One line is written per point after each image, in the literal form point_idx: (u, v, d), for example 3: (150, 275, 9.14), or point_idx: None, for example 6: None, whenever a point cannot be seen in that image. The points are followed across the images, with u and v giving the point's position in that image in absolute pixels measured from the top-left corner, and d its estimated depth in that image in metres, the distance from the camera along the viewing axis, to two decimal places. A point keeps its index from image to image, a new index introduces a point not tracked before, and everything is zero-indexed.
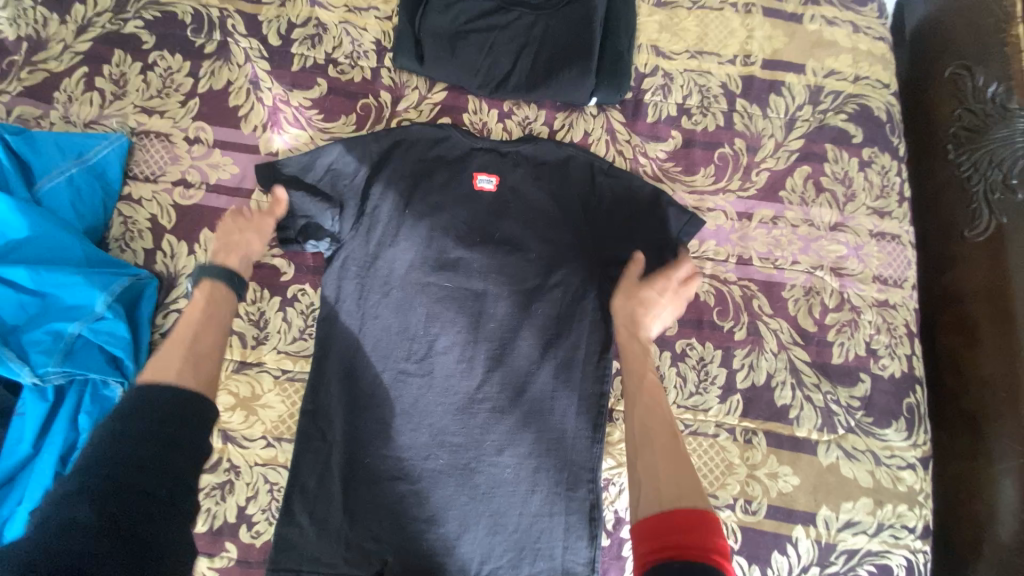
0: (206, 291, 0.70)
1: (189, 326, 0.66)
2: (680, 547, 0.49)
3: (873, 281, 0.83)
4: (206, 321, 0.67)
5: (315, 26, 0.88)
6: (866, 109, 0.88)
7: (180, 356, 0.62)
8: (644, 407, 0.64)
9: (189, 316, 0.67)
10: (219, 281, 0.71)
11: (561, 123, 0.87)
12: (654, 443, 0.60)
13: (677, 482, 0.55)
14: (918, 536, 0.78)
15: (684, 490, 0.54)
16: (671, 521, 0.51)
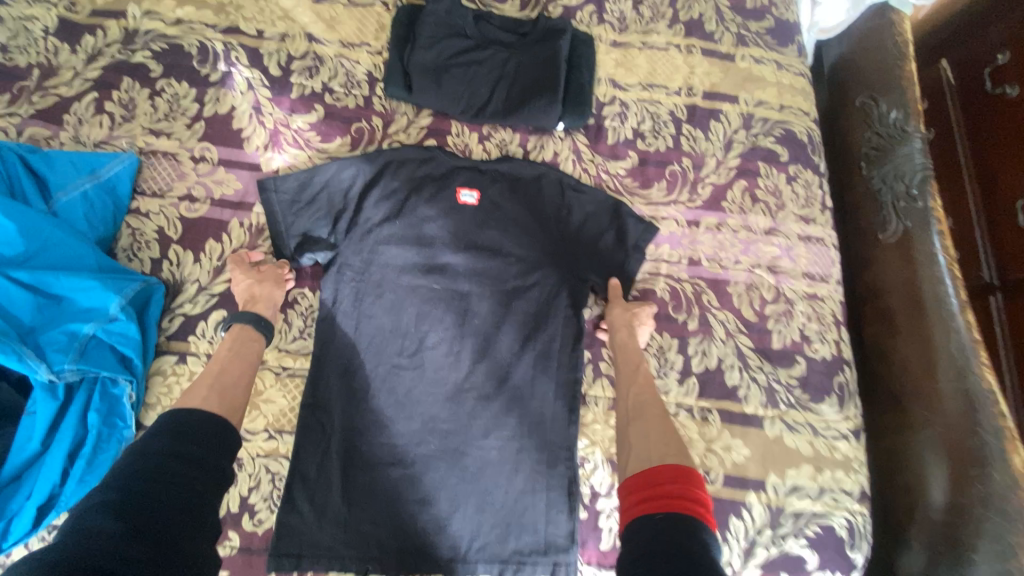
0: (237, 331, 0.79)
1: (218, 361, 0.74)
2: (663, 497, 0.59)
3: (803, 277, 0.97)
4: (233, 357, 0.76)
5: (313, 59, 0.98)
6: (791, 133, 1.04)
7: (207, 384, 0.70)
8: (638, 387, 0.80)
9: (222, 352, 0.76)
10: (248, 325, 0.79)
11: (534, 144, 0.99)
12: (646, 415, 0.74)
13: (665, 443, 0.67)
14: (856, 499, 0.88)
15: (670, 450, 0.65)
16: (663, 472, 0.61)
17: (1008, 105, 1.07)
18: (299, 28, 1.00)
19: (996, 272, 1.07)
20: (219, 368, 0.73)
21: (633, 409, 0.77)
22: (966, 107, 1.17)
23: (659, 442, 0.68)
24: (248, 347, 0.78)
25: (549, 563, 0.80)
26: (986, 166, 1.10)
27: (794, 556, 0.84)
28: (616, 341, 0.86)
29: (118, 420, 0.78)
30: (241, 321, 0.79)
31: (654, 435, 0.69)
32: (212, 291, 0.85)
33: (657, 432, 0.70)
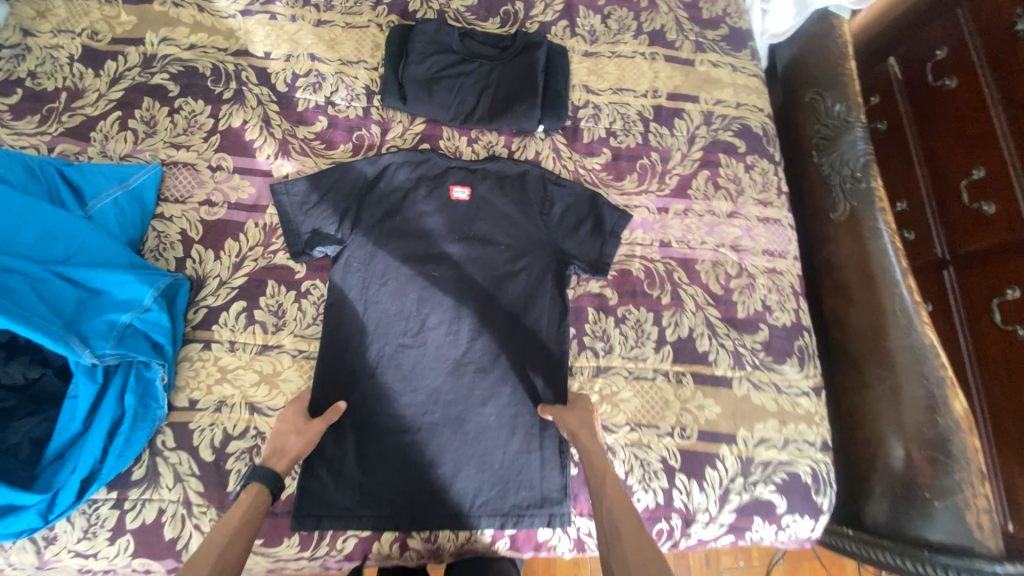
0: (253, 494, 0.73)
1: (226, 531, 0.67)
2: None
3: (763, 253, 1.08)
4: (242, 525, 0.69)
5: (316, 76, 1.09)
6: (747, 127, 1.16)
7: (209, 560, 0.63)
8: (609, 502, 0.73)
9: (230, 517, 0.70)
10: (265, 483, 0.74)
11: (518, 145, 1.10)
12: (624, 536, 0.67)
13: (647, 567, 0.61)
14: (818, 449, 0.99)
15: (654, 569, 0.61)
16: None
17: (953, 96, 1.25)
18: (302, 49, 1.11)
19: (946, 248, 1.25)
20: (224, 540, 0.66)
21: (610, 531, 0.69)
22: (915, 100, 1.37)
23: (639, 557, 0.63)
24: (259, 512, 0.72)
25: (545, 515, 0.90)
26: (934, 153, 1.29)
27: (763, 500, 0.94)
28: (580, 449, 0.82)
29: (152, 401, 0.86)
30: (260, 484, 0.74)
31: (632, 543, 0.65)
32: (232, 284, 0.95)
33: (637, 552, 0.64)
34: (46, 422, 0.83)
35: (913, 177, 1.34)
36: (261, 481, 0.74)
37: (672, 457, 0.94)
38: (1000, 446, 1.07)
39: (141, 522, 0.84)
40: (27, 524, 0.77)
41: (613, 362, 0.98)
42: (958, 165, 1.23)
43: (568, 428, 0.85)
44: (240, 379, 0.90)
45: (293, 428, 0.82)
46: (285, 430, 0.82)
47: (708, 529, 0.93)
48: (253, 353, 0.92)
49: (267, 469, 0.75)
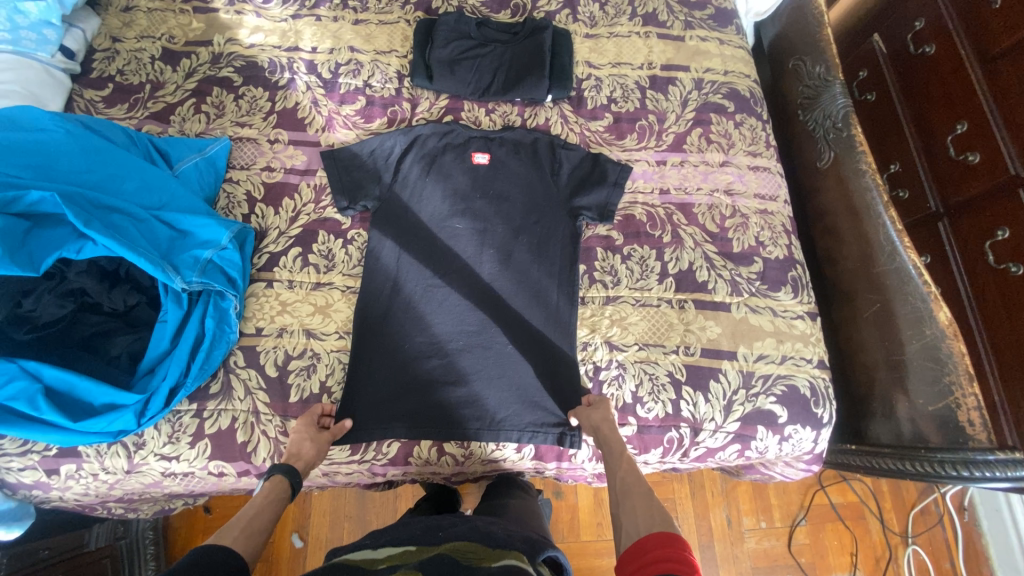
0: (276, 483, 0.85)
1: (253, 506, 0.80)
2: (653, 560, 0.65)
3: (754, 196, 1.20)
4: (265, 506, 0.81)
5: (355, 63, 1.28)
6: (735, 90, 1.30)
7: (238, 526, 0.75)
8: (623, 471, 0.85)
9: (255, 500, 0.81)
10: (283, 479, 0.86)
11: (529, 113, 1.26)
12: (634, 493, 0.80)
13: (650, 511, 0.74)
14: (815, 366, 1.07)
15: (656, 518, 0.72)
16: (651, 540, 0.68)
17: (932, 62, 1.37)
18: (344, 43, 1.30)
19: (939, 201, 1.34)
20: (251, 516, 0.78)
21: (627, 487, 0.82)
22: (899, 69, 1.48)
23: (645, 511, 0.75)
24: (278, 499, 0.84)
25: (556, 433, 1.01)
26: (919, 114, 1.39)
27: (765, 410, 1.03)
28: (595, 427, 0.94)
29: (226, 326, 1.02)
30: (286, 477, 0.86)
31: (641, 509, 0.75)
32: (290, 234, 1.12)
33: (642, 500, 0.77)
34: (138, 341, 0.99)
35: (903, 139, 1.44)
36: (282, 473, 0.86)
37: (678, 371, 1.04)
38: (1005, 379, 1.12)
39: (217, 428, 0.98)
40: (123, 424, 0.92)
41: (621, 292, 1.10)
42: (943, 124, 1.33)
43: (592, 423, 0.95)
44: (298, 310, 1.06)
45: (307, 436, 0.92)
46: (299, 436, 0.92)
47: (715, 437, 1.02)
48: (309, 290, 1.08)
49: (287, 465, 0.87)
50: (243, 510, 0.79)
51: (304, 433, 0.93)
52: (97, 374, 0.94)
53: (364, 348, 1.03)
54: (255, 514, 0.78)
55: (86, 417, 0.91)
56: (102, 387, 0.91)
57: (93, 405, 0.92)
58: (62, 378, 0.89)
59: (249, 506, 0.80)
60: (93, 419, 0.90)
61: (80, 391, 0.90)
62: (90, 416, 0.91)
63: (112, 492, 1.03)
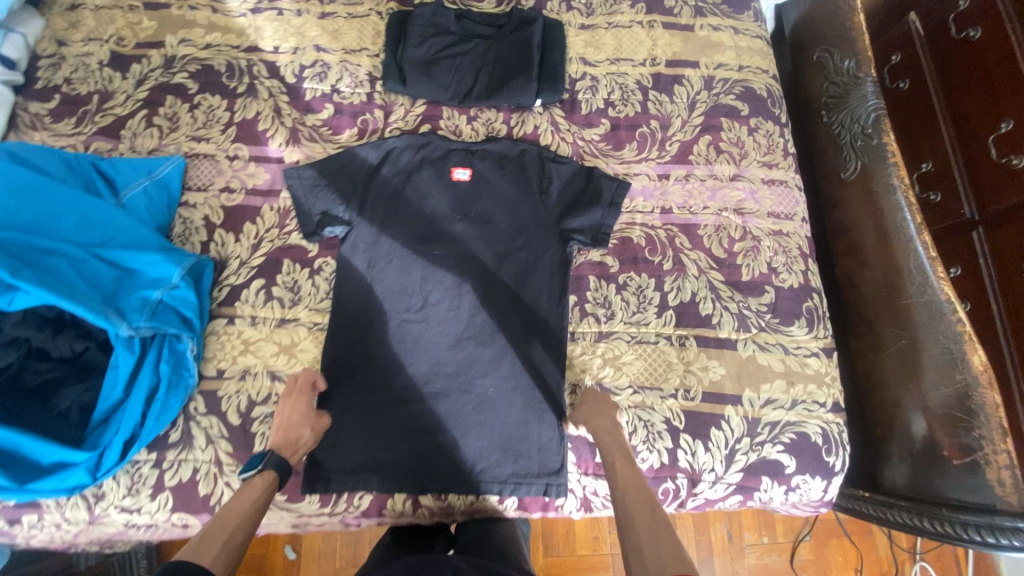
0: (267, 481, 0.81)
1: (237, 514, 0.74)
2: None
3: (768, 216, 1.07)
4: (250, 513, 0.76)
5: (321, 65, 1.15)
6: (750, 90, 1.15)
7: (221, 537, 0.70)
8: (623, 494, 0.77)
9: (240, 501, 0.77)
10: (275, 474, 0.82)
11: (516, 120, 1.12)
12: (636, 523, 0.71)
13: (656, 547, 0.66)
14: (829, 410, 0.97)
15: (667, 560, 0.63)
16: None
17: (975, 50, 1.14)
18: (308, 41, 1.17)
19: (975, 208, 1.12)
20: (237, 522, 0.74)
21: (634, 507, 0.74)
22: (938, 56, 1.25)
23: (653, 543, 0.67)
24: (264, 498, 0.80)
25: (541, 484, 0.93)
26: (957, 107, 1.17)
27: (771, 460, 0.94)
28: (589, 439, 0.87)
29: (184, 370, 0.95)
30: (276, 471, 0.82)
31: (648, 542, 0.67)
32: (251, 264, 1.02)
33: (648, 534, 0.68)
34: (90, 390, 0.92)
35: (938, 135, 1.22)
36: (276, 468, 0.82)
37: (675, 418, 0.95)
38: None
39: (179, 480, 0.92)
40: (77, 480, 0.87)
41: (614, 328, 1.00)
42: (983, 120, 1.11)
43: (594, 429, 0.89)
44: (262, 350, 0.98)
45: (303, 420, 0.89)
46: (298, 423, 0.88)
47: (715, 489, 0.94)
48: (274, 326, 0.99)
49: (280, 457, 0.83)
50: (224, 515, 0.74)
51: (303, 419, 0.89)
52: (45, 429, 0.88)
53: (332, 393, 0.95)
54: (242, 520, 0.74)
55: (36, 476, 0.85)
56: (49, 446, 0.84)
57: (42, 462, 0.86)
58: (7, 438, 0.83)
59: (232, 507, 0.76)
60: (43, 479, 0.84)
61: (26, 449, 0.84)
62: (40, 475, 0.85)
63: (77, 540, 0.98)
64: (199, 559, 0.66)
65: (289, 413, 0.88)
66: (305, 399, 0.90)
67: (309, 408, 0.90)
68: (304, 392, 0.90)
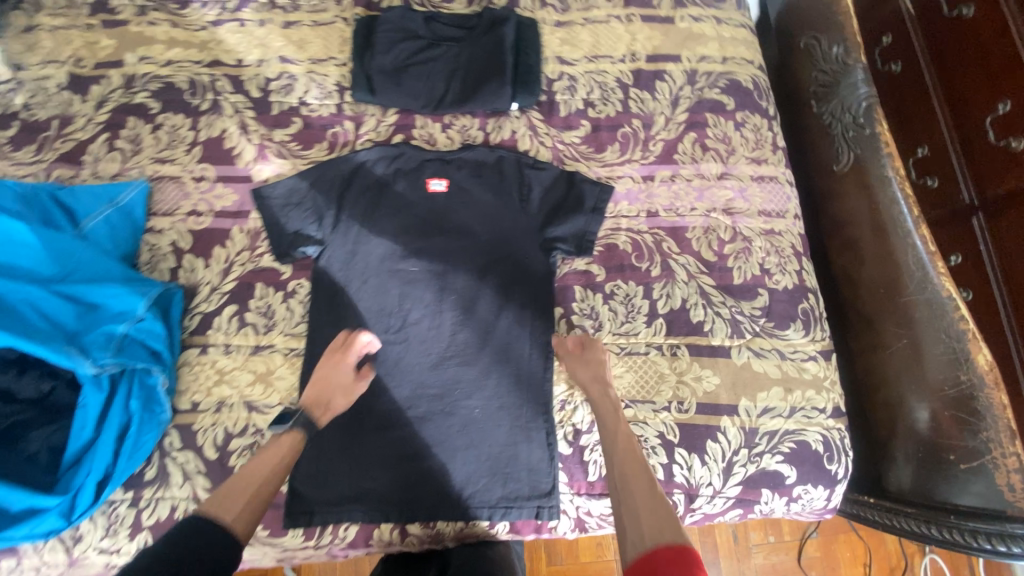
0: (294, 439, 0.80)
1: (265, 472, 0.75)
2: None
3: (758, 214, 1.03)
4: (276, 470, 0.76)
5: (287, 78, 1.10)
6: (734, 82, 1.10)
7: (246, 494, 0.71)
8: (619, 454, 0.75)
9: (267, 456, 0.77)
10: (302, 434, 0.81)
11: (493, 125, 1.08)
12: (632, 487, 0.70)
13: (654, 516, 0.64)
14: (829, 416, 0.94)
15: (664, 528, 0.62)
16: (662, 552, 0.59)
17: (969, 28, 1.07)
18: (273, 53, 1.12)
19: (974, 193, 1.07)
20: (260, 481, 0.73)
21: (629, 476, 0.72)
22: (930, 34, 1.17)
23: (651, 515, 0.65)
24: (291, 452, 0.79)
25: (533, 507, 0.89)
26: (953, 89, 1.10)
27: (771, 471, 0.90)
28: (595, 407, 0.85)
29: (155, 405, 0.91)
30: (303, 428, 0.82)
31: (645, 508, 0.66)
32: (222, 289, 0.98)
33: (645, 500, 0.67)
34: (60, 431, 0.88)
35: (934, 118, 1.15)
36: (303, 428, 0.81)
37: (670, 432, 0.91)
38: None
39: (156, 520, 0.88)
40: (50, 525, 0.83)
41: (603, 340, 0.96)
42: (977, 104, 1.06)
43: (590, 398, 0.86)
44: (237, 379, 0.94)
45: (340, 384, 0.87)
46: (331, 383, 0.87)
47: (714, 503, 0.90)
48: (248, 353, 0.95)
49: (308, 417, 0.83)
50: (249, 470, 0.74)
51: (338, 380, 0.87)
52: (15, 474, 0.85)
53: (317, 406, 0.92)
54: (264, 478, 0.74)
55: (6, 524, 0.82)
56: (17, 492, 0.81)
57: (12, 510, 0.83)
58: None
59: (258, 462, 0.76)
60: (13, 527, 0.81)
61: None
62: (10, 523, 0.82)
63: None
64: (220, 517, 0.67)
65: (325, 372, 0.87)
66: (339, 359, 0.88)
67: (346, 369, 0.88)
68: (344, 351, 0.89)
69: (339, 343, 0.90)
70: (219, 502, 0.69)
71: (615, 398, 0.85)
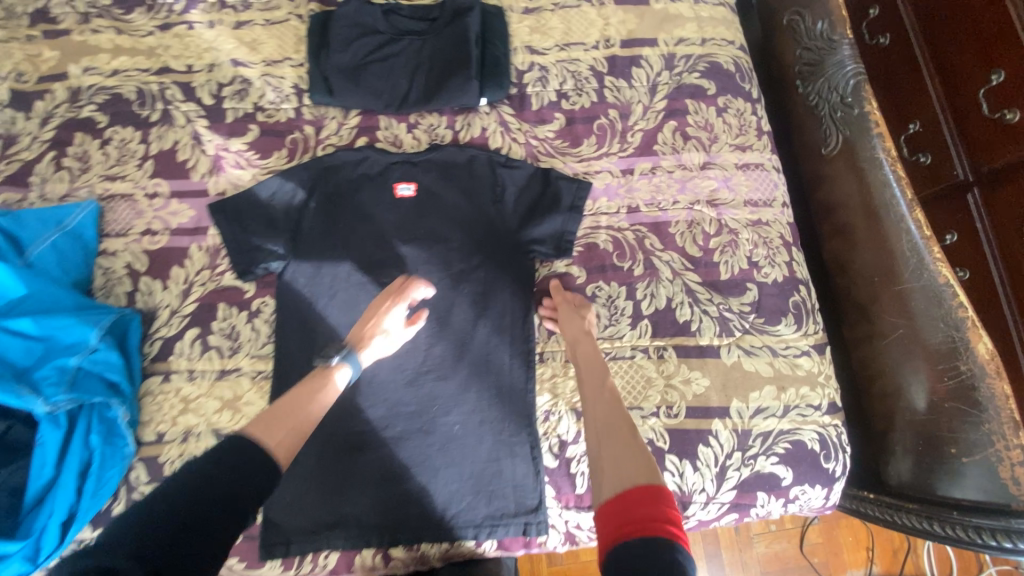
0: (339, 373, 0.79)
1: (308, 400, 0.74)
2: (637, 521, 0.57)
3: (744, 205, 0.98)
4: (320, 401, 0.75)
5: (240, 82, 1.04)
6: (715, 65, 1.04)
7: (290, 421, 0.70)
8: (605, 403, 0.76)
9: (314, 386, 0.76)
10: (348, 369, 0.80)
11: (461, 123, 1.02)
12: (616, 434, 0.70)
13: (636, 462, 0.64)
14: (825, 412, 0.90)
15: (641, 473, 0.62)
16: (634, 494, 0.59)
17: None
18: (224, 56, 1.05)
19: (968, 168, 1.02)
20: (304, 410, 0.73)
21: (602, 429, 0.72)
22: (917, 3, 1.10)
23: (630, 460, 0.65)
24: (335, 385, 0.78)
25: (520, 524, 0.85)
26: (943, 61, 1.05)
27: (766, 474, 0.87)
28: (579, 358, 0.84)
29: (118, 439, 0.86)
30: (349, 364, 0.80)
31: (623, 454, 0.66)
32: (183, 312, 0.93)
33: (626, 446, 0.67)
34: (18, 472, 0.84)
35: (924, 91, 1.09)
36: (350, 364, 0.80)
37: (659, 439, 0.87)
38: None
39: None
40: (15, 572, 0.79)
41: None
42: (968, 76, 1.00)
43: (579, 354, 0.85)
44: (203, 407, 0.89)
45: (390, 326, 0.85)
46: (383, 323, 0.84)
47: (707, 509, 0.87)
48: (214, 379, 0.90)
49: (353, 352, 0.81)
50: (294, 397, 0.73)
51: (389, 322, 0.85)
52: None
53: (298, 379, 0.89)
54: (306, 412, 0.72)
55: None
56: None
57: None
58: None
59: (301, 390, 0.75)
60: None
61: None
62: None
63: None
64: (262, 439, 0.66)
65: (378, 313, 0.85)
66: (389, 302, 0.86)
67: (397, 313, 0.86)
68: (398, 295, 0.87)
69: (394, 287, 0.88)
70: (264, 425, 0.68)
71: (600, 357, 0.84)
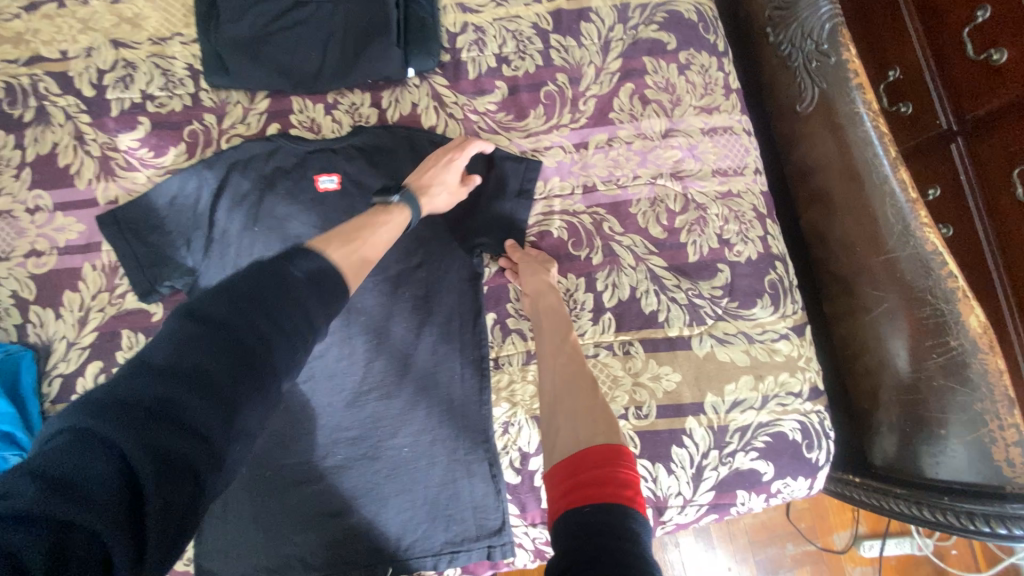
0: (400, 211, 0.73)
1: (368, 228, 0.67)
2: (585, 484, 0.53)
3: (712, 175, 0.87)
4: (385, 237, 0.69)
5: (123, 67, 0.88)
6: (675, 14, 0.91)
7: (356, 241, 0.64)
8: (567, 355, 0.72)
9: (378, 215, 0.71)
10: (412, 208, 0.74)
11: (387, 100, 0.88)
12: (577, 390, 0.66)
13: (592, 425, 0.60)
14: (806, 399, 0.83)
15: (601, 429, 0.59)
16: (589, 455, 0.56)
17: None
18: (102, 37, 0.89)
19: (951, 117, 0.92)
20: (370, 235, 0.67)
21: (561, 383, 0.68)
22: None
23: (586, 418, 0.62)
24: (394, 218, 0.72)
25: (483, 547, 0.78)
26: None
27: (745, 472, 0.80)
28: (538, 315, 0.78)
29: None
30: (411, 208, 0.74)
31: (582, 412, 0.62)
32: (81, 343, 0.81)
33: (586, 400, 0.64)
34: None
35: (904, 30, 0.97)
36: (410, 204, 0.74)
37: (629, 443, 0.79)
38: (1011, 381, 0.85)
39: None
40: None
41: None
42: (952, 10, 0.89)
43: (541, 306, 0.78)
44: None
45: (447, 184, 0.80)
46: (440, 177, 0.79)
47: (685, 513, 0.80)
48: None
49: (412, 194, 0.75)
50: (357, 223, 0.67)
51: (446, 177, 0.80)
52: None
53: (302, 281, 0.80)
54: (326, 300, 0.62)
55: None
56: None
57: None
58: None
59: (366, 220, 0.69)
60: None
61: None
62: None
63: None
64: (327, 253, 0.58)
65: (438, 166, 0.80)
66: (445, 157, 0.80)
67: (454, 170, 0.80)
68: (456, 150, 0.81)
69: (453, 143, 0.82)
70: (323, 241, 0.60)
71: (564, 310, 0.78)
